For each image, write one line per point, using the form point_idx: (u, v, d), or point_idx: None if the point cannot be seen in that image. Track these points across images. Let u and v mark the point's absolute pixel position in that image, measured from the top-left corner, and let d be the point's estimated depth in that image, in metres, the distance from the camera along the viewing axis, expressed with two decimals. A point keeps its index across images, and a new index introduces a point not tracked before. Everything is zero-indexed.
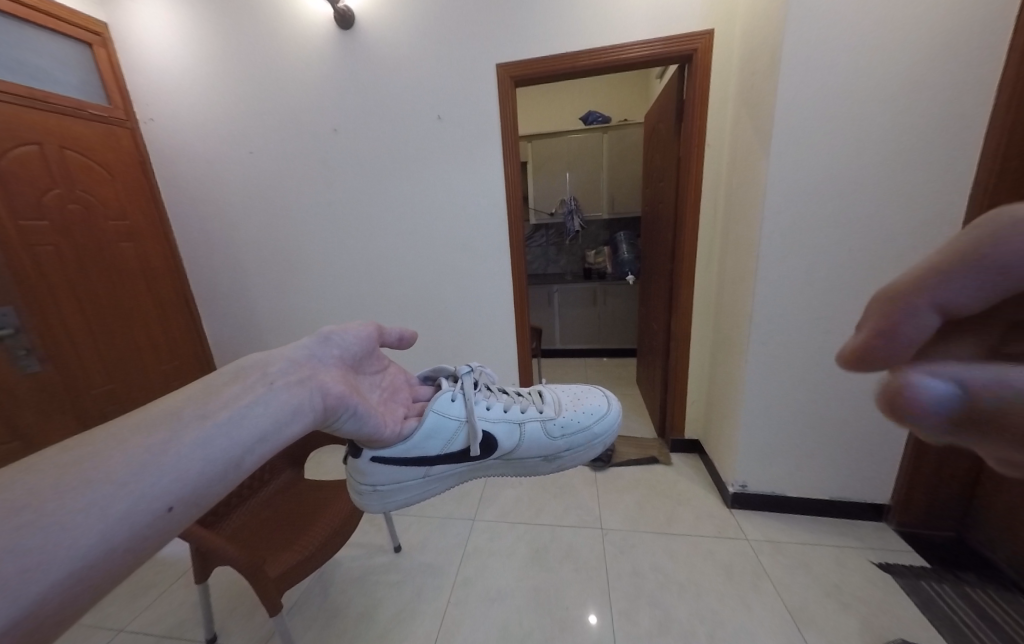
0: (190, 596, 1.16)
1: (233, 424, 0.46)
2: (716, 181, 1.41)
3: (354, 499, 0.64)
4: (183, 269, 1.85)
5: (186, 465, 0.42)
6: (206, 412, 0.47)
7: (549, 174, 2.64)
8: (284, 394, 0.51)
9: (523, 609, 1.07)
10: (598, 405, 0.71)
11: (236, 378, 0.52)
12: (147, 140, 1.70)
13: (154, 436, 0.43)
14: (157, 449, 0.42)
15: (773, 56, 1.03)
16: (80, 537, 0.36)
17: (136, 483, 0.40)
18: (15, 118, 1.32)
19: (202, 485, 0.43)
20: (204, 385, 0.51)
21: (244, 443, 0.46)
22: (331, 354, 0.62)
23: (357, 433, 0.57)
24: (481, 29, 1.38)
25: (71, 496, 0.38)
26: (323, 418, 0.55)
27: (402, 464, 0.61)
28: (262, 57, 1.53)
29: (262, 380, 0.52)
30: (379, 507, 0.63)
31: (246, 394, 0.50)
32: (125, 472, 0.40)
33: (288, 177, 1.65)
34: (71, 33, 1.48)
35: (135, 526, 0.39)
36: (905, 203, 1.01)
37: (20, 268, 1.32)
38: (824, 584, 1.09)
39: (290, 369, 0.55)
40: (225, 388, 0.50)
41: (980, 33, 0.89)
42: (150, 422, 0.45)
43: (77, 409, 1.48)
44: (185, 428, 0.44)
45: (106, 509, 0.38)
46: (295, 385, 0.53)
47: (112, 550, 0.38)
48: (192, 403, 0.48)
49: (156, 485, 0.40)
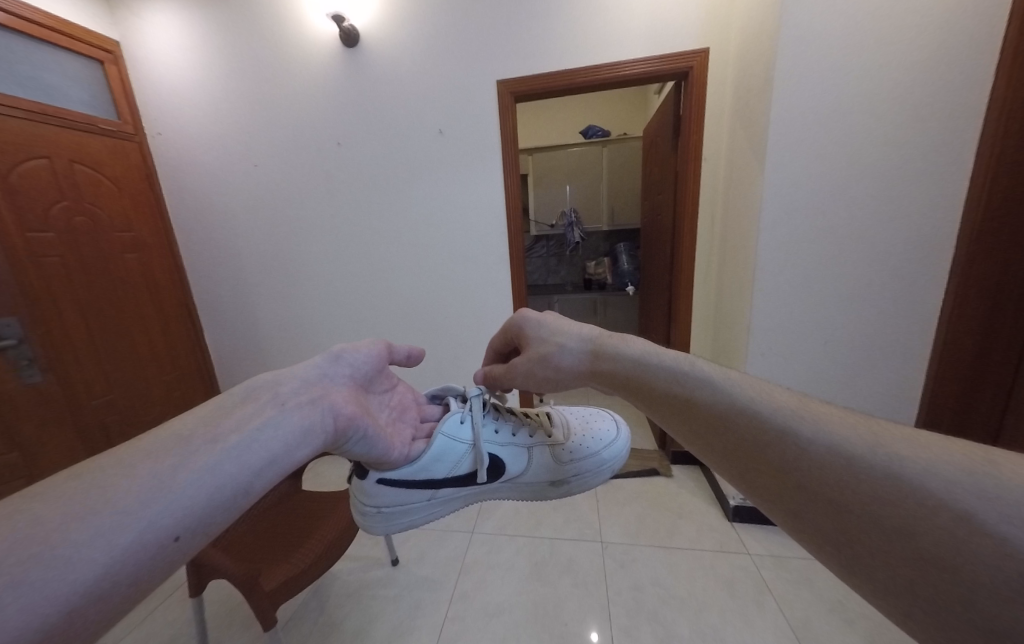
0: (185, 611, 1.15)
1: (243, 449, 0.44)
2: (712, 194, 1.43)
3: (357, 519, 0.64)
4: (186, 279, 1.87)
5: (194, 492, 0.40)
6: (216, 437, 0.45)
7: (549, 186, 2.68)
8: (295, 416, 0.50)
9: (522, 624, 1.06)
10: (608, 431, 0.72)
11: (246, 399, 0.50)
12: (154, 153, 1.73)
13: (163, 463, 0.41)
14: (165, 475, 0.40)
15: (766, 75, 1.05)
16: (85, 571, 0.34)
17: (143, 513, 0.38)
18: (26, 134, 1.35)
19: (210, 512, 0.41)
20: (214, 407, 0.49)
21: (254, 468, 0.44)
22: (342, 373, 0.62)
23: (365, 454, 0.57)
24: (482, 47, 1.41)
25: (75, 528, 0.36)
26: (332, 440, 0.54)
27: (408, 486, 0.61)
28: (268, 73, 1.57)
29: (272, 402, 0.50)
30: (382, 529, 0.63)
31: (256, 417, 0.48)
32: (132, 501, 0.38)
33: (292, 189, 1.68)
34: (84, 51, 1.52)
35: (142, 558, 0.37)
36: (899, 216, 1.02)
37: (26, 279, 1.34)
38: (829, 601, 1.07)
39: (301, 389, 0.54)
40: (235, 410, 0.48)
41: (968, 52, 0.92)
42: (160, 447, 0.43)
43: (76, 420, 1.48)
44: (194, 454, 0.42)
45: (112, 540, 0.36)
46: (306, 406, 0.52)
47: (116, 583, 0.35)
48: (202, 426, 0.45)
49: (162, 515, 0.38)
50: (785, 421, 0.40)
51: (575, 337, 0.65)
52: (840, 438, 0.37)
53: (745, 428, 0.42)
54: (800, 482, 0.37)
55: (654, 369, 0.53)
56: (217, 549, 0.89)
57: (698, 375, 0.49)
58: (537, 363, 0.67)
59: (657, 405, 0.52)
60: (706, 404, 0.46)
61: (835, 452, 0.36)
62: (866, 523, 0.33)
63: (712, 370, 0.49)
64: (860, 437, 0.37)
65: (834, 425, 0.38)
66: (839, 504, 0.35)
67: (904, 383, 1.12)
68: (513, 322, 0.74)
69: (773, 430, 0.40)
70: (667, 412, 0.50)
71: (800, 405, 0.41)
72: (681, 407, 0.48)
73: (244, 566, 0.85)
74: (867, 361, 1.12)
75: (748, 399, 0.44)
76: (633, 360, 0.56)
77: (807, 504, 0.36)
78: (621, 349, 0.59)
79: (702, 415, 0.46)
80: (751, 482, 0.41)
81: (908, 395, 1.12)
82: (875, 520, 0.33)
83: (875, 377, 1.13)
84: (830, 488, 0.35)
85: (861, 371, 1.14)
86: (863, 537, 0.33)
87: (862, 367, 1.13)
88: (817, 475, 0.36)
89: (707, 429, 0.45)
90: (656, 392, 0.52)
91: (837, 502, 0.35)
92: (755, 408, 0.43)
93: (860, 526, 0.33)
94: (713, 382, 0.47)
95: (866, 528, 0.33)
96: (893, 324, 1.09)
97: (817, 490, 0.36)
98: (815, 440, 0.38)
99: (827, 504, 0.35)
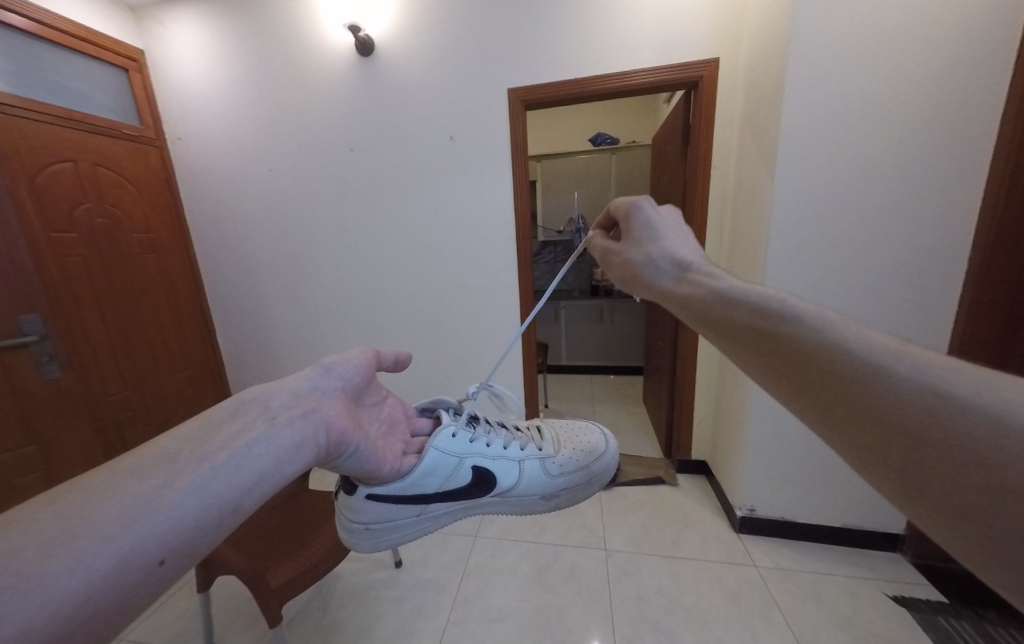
0: (191, 606, 1.17)
1: (232, 466, 0.44)
2: (722, 201, 1.43)
3: (344, 537, 0.64)
4: (200, 280, 1.91)
5: (180, 513, 0.40)
6: (205, 454, 0.44)
7: (558, 192, 2.69)
8: (286, 431, 0.49)
9: (524, 630, 1.06)
10: (598, 443, 0.73)
11: (235, 415, 0.49)
12: (174, 157, 1.78)
13: (148, 482, 0.40)
14: (148, 496, 0.39)
15: (776, 86, 1.06)
16: (65, 599, 0.34)
17: (124, 536, 0.37)
18: (54, 137, 1.40)
19: (196, 533, 0.40)
20: (200, 423, 0.48)
21: (244, 486, 0.44)
22: (334, 385, 0.61)
23: (357, 468, 0.56)
24: (494, 56, 1.44)
25: (53, 555, 0.35)
26: (325, 454, 0.53)
27: (398, 502, 0.61)
28: (284, 78, 1.60)
29: (263, 416, 0.50)
30: (369, 545, 0.62)
31: (245, 433, 0.47)
32: (113, 525, 0.37)
33: (304, 193, 1.71)
34: (110, 59, 1.58)
35: (124, 582, 0.36)
36: (911, 228, 1.01)
37: (49, 278, 1.38)
38: (837, 617, 1.06)
39: (293, 402, 0.53)
40: (224, 427, 0.47)
41: (982, 65, 0.91)
42: (146, 466, 0.42)
43: (91, 416, 1.50)
44: (181, 473, 0.42)
45: (92, 566, 0.35)
46: (298, 419, 0.51)
47: (101, 608, 0.35)
48: (189, 445, 0.45)
49: (147, 538, 0.38)
50: (879, 359, 0.37)
51: (668, 254, 0.60)
52: (939, 379, 0.35)
53: (831, 365, 0.39)
54: (881, 415, 0.36)
55: (731, 301, 0.49)
56: (225, 544, 0.90)
57: (785, 306, 0.44)
58: (625, 268, 0.64)
59: (728, 334, 0.49)
60: (789, 338, 0.42)
61: (933, 395, 0.34)
62: (948, 456, 0.33)
63: (801, 303, 0.44)
64: (959, 380, 0.34)
65: (933, 366, 0.36)
66: (920, 437, 0.34)
67: None
68: (624, 213, 0.67)
69: (864, 367, 0.37)
70: (741, 345, 0.47)
71: (896, 347, 0.38)
72: (758, 336, 0.45)
73: (250, 562, 0.86)
74: None
75: (840, 335, 0.40)
76: (716, 291, 0.51)
77: (879, 436, 0.36)
78: (708, 279, 0.54)
79: (781, 347, 0.43)
80: (821, 410, 0.40)
81: None
82: (956, 454, 0.33)
83: None
84: (913, 422, 0.34)
85: None
86: (937, 465, 0.33)
87: None
88: (906, 414, 0.35)
89: (785, 363, 0.42)
90: (730, 324, 0.48)
91: (920, 436, 0.34)
92: (847, 344, 0.39)
93: (934, 454, 0.33)
94: (803, 314, 0.43)
95: (943, 459, 0.33)
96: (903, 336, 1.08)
97: (900, 423, 0.35)
98: (910, 379, 0.35)
99: (907, 438, 0.35)
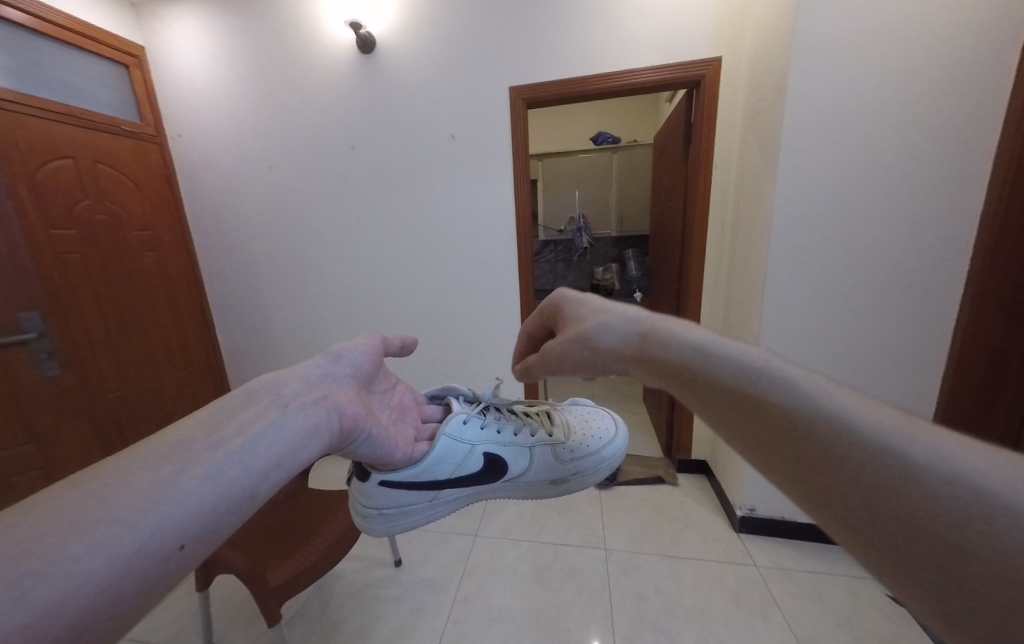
0: (191, 605, 1.16)
1: (247, 453, 0.43)
2: (723, 200, 1.42)
3: (357, 522, 0.64)
4: (200, 278, 1.91)
5: (198, 498, 0.39)
6: (219, 441, 0.43)
7: (559, 191, 2.69)
8: (299, 417, 0.49)
9: (523, 629, 1.05)
10: (608, 429, 0.74)
11: (248, 402, 0.49)
12: (174, 154, 1.78)
13: (165, 469, 0.40)
14: (165, 483, 0.39)
15: (779, 84, 1.05)
16: (86, 585, 0.33)
17: (143, 522, 0.36)
18: (52, 134, 1.39)
19: (214, 518, 0.40)
20: (212, 411, 0.47)
21: (259, 471, 0.43)
22: (343, 373, 0.61)
23: (369, 455, 0.56)
24: (496, 54, 1.43)
25: (73, 541, 0.34)
26: (338, 440, 0.53)
27: (411, 487, 0.61)
28: (285, 76, 1.60)
29: (275, 403, 0.49)
30: (384, 529, 0.62)
31: (259, 419, 0.47)
32: (132, 512, 0.37)
33: (305, 191, 1.71)
34: (109, 55, 1.57)
35: (144, 569, 0.36)
36: (913, 228, 1.01)
37: (48, 276, 1.37)
38: (837, 616, 1.05)
39: (304, 390, 0.53)
40: (238, 413, 0.47)
41: (986, 64, 0.91)
42: (161, 454, 0.41)
43: (91, 415, 1.50)
44: (196, 460, 0.41)
45: (113, 551, 0.35)
46: (310, 406, 0.51)
47: (121, 595, 0.34)
48: (202, 431, 0.44)
49: (165, 523, 0.37)
50: (881, 437, 0.35)
51: (616, 317, 0.59)
52: (949, 463, 0.33)
53: (826, 436, 0.37)
54: (894, 504, 0.33)
55: (714, 363, 0.46)
56: (224, 544, 0.90)
57: (773, 373, 0.43)
58: (572, 343, 0.61)
59: (715, 400, 0.45)
60: (783, 408, 0.40)
61: (947, 483, 0.32)
62: (969, 557, 0.30)
63: (789, 369, 0.43)
64: (972, 467, 0.33)
65: (937, 446, 0.34)
66: (937, 531, 0.32)
67: (917, 394, 1.10)
68: (552, 308, 0.69)
69: (868, 446, 0.35)
70: (727, 411, 0.44)
71: (895, 422, 0.37)
72: (749, 405, 0.42)
73: (249, 562, 0.86)
74: (877, 372, 1.11)
75: (835, 408, 0.38)
76: (692, 348, 0.49)
77: (896, 527, 0.33)
78: (676, 333, 0.51)
79: (775, 417, 0.40)
80: (826, 491, 0.37)
81: (920, 408, 1.11)
82: (978, 554, 0.30)
83: (887, 388, 1.11)
84: (929, 514, 0.32)
85: (872, 382, 1.12)
86: (958, 565, 0.31)
87: (870, 378, 1.12)
88: (907, 494, 0.33)
89: (775, 431, 0.40)
90: (716, 388, 0.45)
91: (937, 530, 0.32)
92: (845, 418, 0.37)
93: (953, 553, 0.31)
94: (793, 384, 0.41)
95: (963, 559, 0.30)
96: (904, 337, 1.07)
97: (916, 515, 0.32)
98: (918, 461, 0.34)
99: (923, 532, 0.32)
